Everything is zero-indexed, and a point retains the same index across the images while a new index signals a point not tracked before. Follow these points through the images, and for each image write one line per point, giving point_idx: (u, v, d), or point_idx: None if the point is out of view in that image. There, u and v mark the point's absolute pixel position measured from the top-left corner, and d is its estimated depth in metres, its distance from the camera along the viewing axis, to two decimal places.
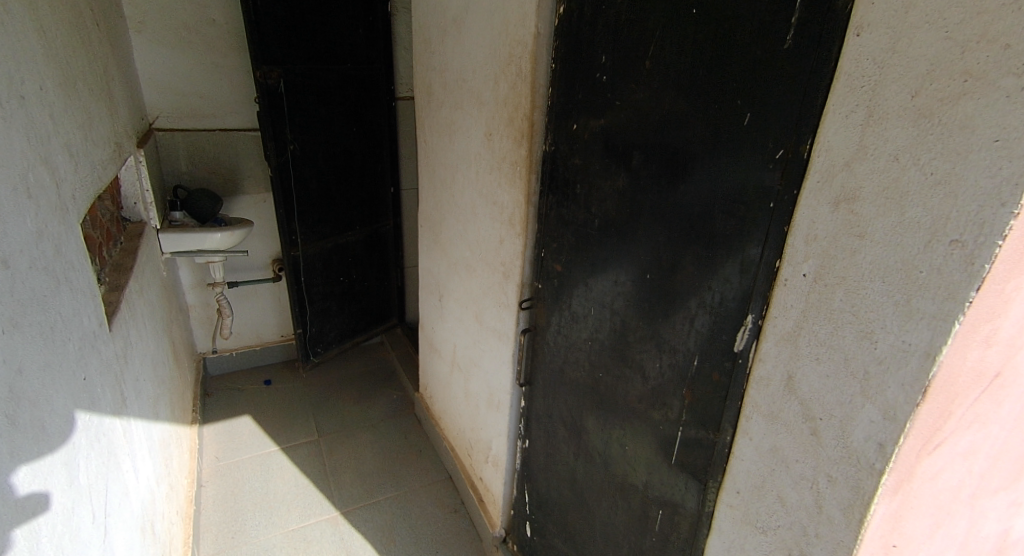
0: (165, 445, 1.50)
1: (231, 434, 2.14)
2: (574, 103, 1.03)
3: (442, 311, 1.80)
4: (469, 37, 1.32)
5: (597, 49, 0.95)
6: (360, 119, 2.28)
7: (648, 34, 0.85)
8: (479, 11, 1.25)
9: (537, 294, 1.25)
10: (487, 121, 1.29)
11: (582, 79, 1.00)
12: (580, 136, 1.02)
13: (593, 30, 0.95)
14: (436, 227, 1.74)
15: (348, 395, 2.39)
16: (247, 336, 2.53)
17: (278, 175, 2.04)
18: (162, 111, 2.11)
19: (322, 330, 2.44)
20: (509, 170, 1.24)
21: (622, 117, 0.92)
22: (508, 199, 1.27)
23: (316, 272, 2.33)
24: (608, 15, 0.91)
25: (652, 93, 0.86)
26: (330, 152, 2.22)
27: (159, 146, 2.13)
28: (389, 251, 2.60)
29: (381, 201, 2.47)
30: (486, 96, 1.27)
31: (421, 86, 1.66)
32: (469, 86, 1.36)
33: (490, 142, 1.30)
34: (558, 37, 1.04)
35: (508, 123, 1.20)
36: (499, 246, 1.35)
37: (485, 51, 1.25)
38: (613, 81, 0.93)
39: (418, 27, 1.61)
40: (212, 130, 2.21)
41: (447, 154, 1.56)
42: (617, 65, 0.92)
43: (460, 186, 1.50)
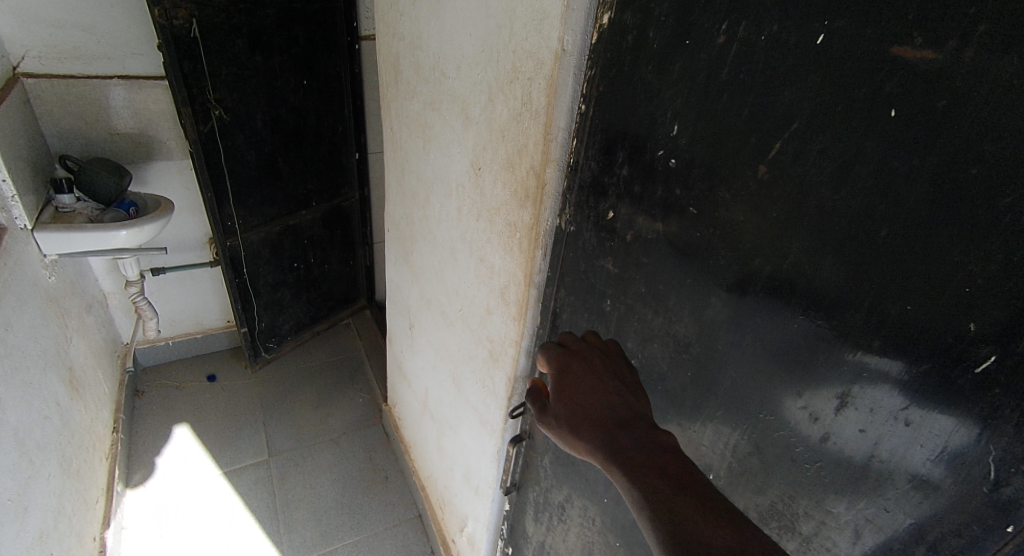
0: (40, 539, 1.17)
1: (166, 450, 1.83)
2: (612, 180, 0.64)
3: (413, 342, 1.46)
4: (450, 13, 0.86)
5: (663, 111, 0.55)
6: (312, 69, 1.74)
7: (772, 123, 0.46)
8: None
9: (536, 403, 0.92)
10: (473, 149, 0.89)
11: (629, 151, 0.60)
12: (620, 233, 0.65)
13: (661, 77, 0.54)
14: (407, 245, 1.35)
15: (306, 398, 2.08)
16: (186, 323, 2.15)
17: (200, 153, 1.54)
18: (32, 50, 1.54)
19: (274, 323, 2.06)
20: (504, 230, 0.86)
21: (698, 239, 0.55)
22: (502, 269, 0.89)
23: (263, 260, 1.90)
24: (694, 59, 0.51)
25: (773, 228, 0.48)
26: (272, 113, 1.70)
27: (32, 98, 1.58)
28: (355, 227, 2.16)
29: (343, 170, 2.00)
30: (477, 115, 0.84)
31: (385, 56, 1.19)
32: (452, 86, 0.91)
33: (479, 180, 0.89)
34: (595, 64, 0.62)
35: (508, 170, 0.80)
36: (485, 317, 0.99)
37: (476, 46, 0.80)
38: (688, 177, 0.54)
39: None
40: (111, 77, 1.67)
41: (420, 165, 1.14)
42: (698, 152, 0.52)
43: (437, 215, 1.11)
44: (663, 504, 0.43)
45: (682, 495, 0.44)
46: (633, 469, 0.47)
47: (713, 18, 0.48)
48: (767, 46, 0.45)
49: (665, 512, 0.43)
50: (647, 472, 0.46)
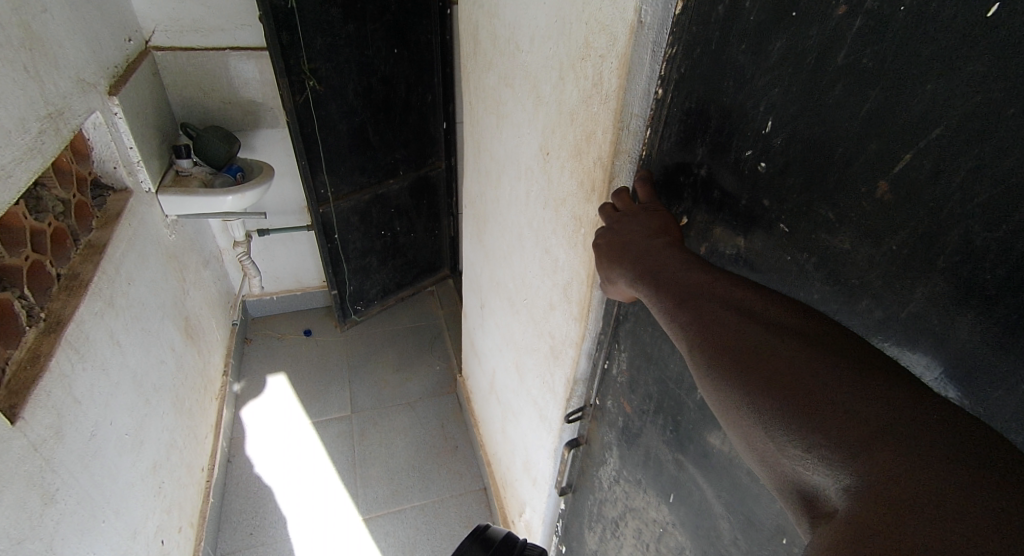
0: (155, 473, 1.26)
1: (265, 396, 1.96)
2: (688, 180, 0.54)
3: (484, 320, 1.43)
4: None
5: (755, 102, 0.44)
6: (402, 37, 1.65)
7: (902, 127, 0.34)
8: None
9: (595, 408, 0.84)
10: (546, 133, 0.84)
11: (708, 148, 0.50)
12: (696, 244, 0.55)
13: (756, 59, 0.43)
14: (481, 223, 1.33)
15: (388, 360, 2.13)
16: (286, 279, 2.24)
17: (295, 124, 1.53)
18: (158, 24, 1.58)
19: (362, 287, 2.13)
20: (570, 222, 0.77)
21: (789, 264, 0.44)
22: (566, 263, 0.81)
23: (352, 227, 1.93)
24: (802, 37, 0.39)
25: (886, 267, 0.37)
26: (365, 83, 1.65)
27: (159, 70, 1.62)
28: (440, 197, 2.14)
29: (432, 139, 1.94)
30: (547, 95, 0.80)
31: (466, 28, 1.14)
32: (525, 61, 0.87)
33: (548, 165, 0.86)
34: (677, 40, 0.51)
35: (577, 157, 0.71)
36: (549, 310, 0.92)
37: (550, 18, 0.73)
38: (779, 186, 0.43)
39: None
40: (225, 48, 1.66)
41: (496, 144, 1.10)
42: (796, 156, 0.41)
43: (511, 196, 1.07)
44: (680, 298, 0.44)
45: (712, 289, 0.42)
46: (653, 275, 0.47)
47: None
48: (905, 23, 0.33)
49: (694, 313, 0.42)
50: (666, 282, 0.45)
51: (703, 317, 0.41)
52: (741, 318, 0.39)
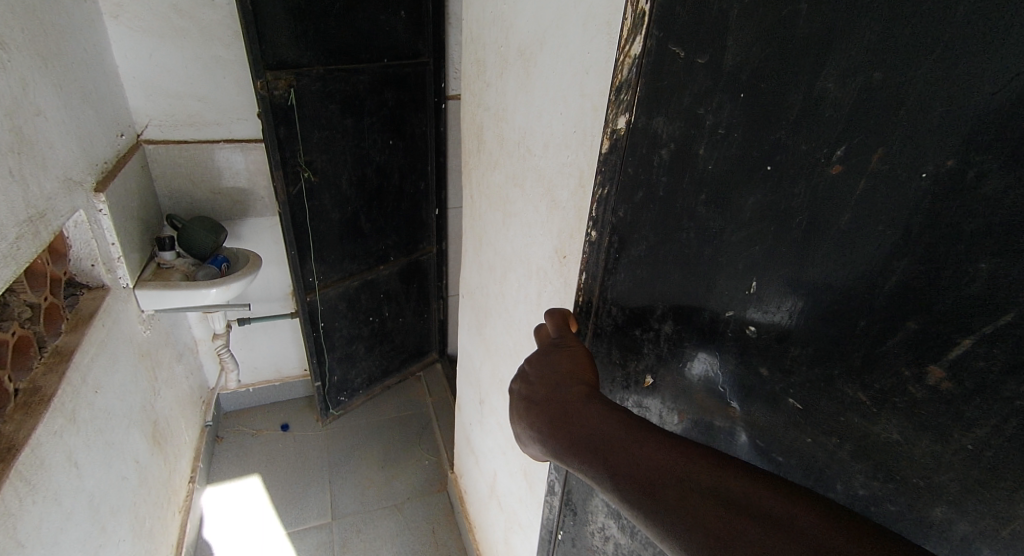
0: None
1: (236, 503, 1.79)
2: (645, 333, 0.60)
3: (484, 416, 1.35)
4: (552, 95, 0.81)
5: (731, 264, 0.47)
6: (398, 129, 1.66)
7: (945, 308, 0.34)
8: (572, 53, 0.74)
9: (591, 548, 0.80)
10: (558, 234, 0.85)
11: (671, 299, 0.55)
12: (682, 401, 0.57)
13: (726, 212, 0.47)
14: (482, 316, 1.28)
15: (372, 455, 1.99)
16: (266, 370, 2.12)
17: (287, 215, 1.50)
18: (152, 119, 1.55)
19: (347, 377, 2.02)
20: None
21: (812, 448, 0.44)
22: None
23: (340, 315, 1.84)
24: (788, 193, 0.41)
25: (962, 472, 0.36)
26: (359, 173, 1.64)
27: (149, 163, 1.59)
28: (430, 281, 2.09)
29: (424, 225, 1.91)
30: (564, 200, 0.82)
31: (471, 129, 1.17)
32: (538, 164, 0.89)
33: (564, 269, 0.85)
34: (615, 186, 0.59)
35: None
36: None
37: (569, 128, 0.77)
38: (779, 361, 0.45)
39: (473, 42, 1.08)
40: (219, 141, 1.64)
41: (501, 241, 1.09)
42: (806, 320, 0.42)
43: (514, 295, 1.07)
44: (646, 483, 0.44)
45: (679, 470, 0.43)
46: (614, 457, 0.47)
47: (792, 140, 0.41)
48: (929, 191, 0.34)
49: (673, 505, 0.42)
50: (628, 463, 0.46)
51: (684, 508, 0.41)
52: (717, 505, 0.40)
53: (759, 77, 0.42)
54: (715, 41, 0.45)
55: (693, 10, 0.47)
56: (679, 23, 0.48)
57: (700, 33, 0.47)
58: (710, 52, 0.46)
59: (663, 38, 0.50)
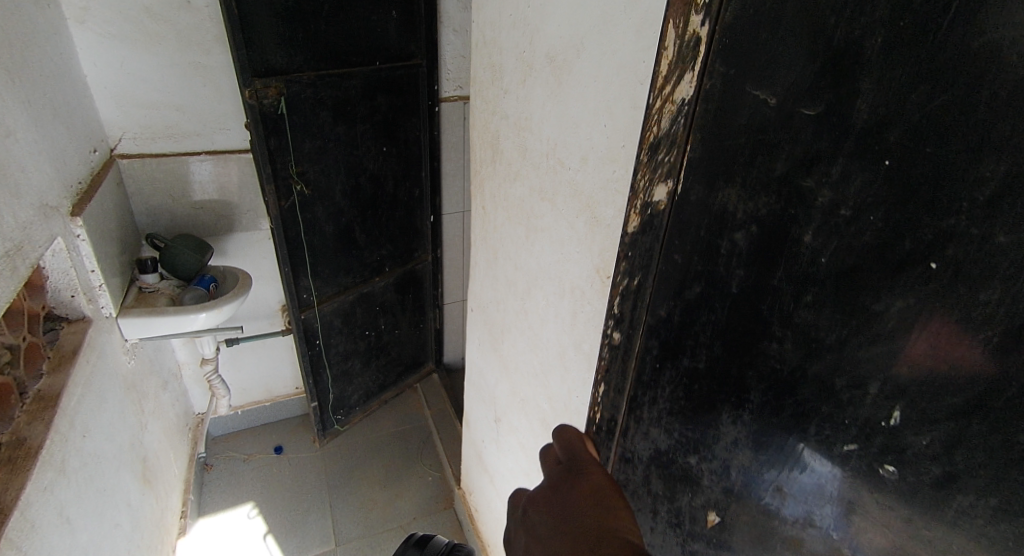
0: None
1: (231, 535, 1.69)
2: (715, 456, 0.53)
3: (504, 436, 1.29)
4: (589, 111, 0.82)
5: (856, 388, 0.40)
6: (392, 135, 1.59)
7: None
8: (613, 67, 0.76)
9: None
10: (597, 253, 0.87)
11: (761, 410, 0.47)
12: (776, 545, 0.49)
13: (849, 319, 0.39)
14: (498, 332, 1.24)
15: (373, 474, 1.92)
16: (255, 391, 2.01)
17: (279, 230, 1.40)
18: (126, 131, 1.44)
19: (343, 394, 1.93)
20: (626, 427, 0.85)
21: None
22: None
23: (335, 331, 1.75)
24: (953, 302, 0.34)
25: None
26: (353, 182, 1.55)
27: (124, 179, 1.47)
28: (426, 290, 2.02)
29: (418, 233, 1.84)
30: (608, 217, 0.83)
31: (483, 141, 1.15)
32: (571, 178, 0.90)
33: (608, 288, 0.85)
34: (660, 273, 0.55)
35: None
36: None
37: (616, 141, 0.78)
38: (941, 515, 0.37)
39: (488, 49, 1.07)
40: (199, 152, 1.53)
41: (524, 258, 1.07)
42: (979, 468, 0.34)
43: (541, 311, 1.05)
44: None
45: None
46: None
47: (950, 214, 0.33)
48: None
49: None
50: None
51: None
52: None
53: (904, 138, 0.34)
54: (812, 93, 0.39)
55: (777, 62, 0.41)
56: (754, 72, 0.42)
57: (792, 83, 0.40)
58: (812, 105, 0.39)
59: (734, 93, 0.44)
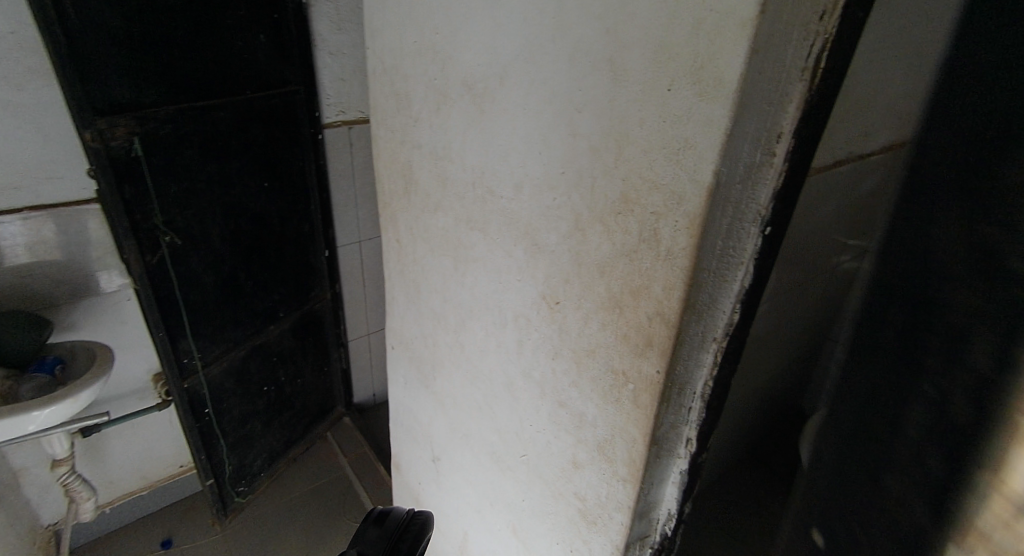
0: None
1: None
2: None
3: (459, 474, 1.22)
4: (518, 139, 0.80)
5: None
6: (273, 170, 1.52)
7: None
8: (544, 94, 0.73)
9: None
10: (542, 280, 0.85)
11: None
12: None
13: None
14: (428, 367, 1.20)
15: (291, 542, 1.70)
16: (126, 480, 1.70)
17: (149, 286, 1.24)
18: None
19: (246, 462, 1.73)
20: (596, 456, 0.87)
21: None
22: (600, 421, 0.84)
23: (228, 393, 1.56)
24: None
25: None
26: (233, 223, 1.43)
27: None
28: (325, 330, 1.93)
29: (311, 270, 1.77)
30: (551, 244, 0.81)
31: (393, 172, 1.08)
32: (504, 207, 0.86)
33: (557, 315, 0.85)
34: None
35: (613, 310, 0.76)
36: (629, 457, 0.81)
37: (552, 167, 0.76)
38: None
39: (387, 78, 1.01)
40: (22, 209, 1.25)
41: (457, 288, 1.03)
42: None
43: (479, 344, 1.03)
44: None
45: None
46: None
47: None
48: None
49: None
50: None
51: None
52: None
53: None
54: None
55: None
56: None
57: None
58: None
59: (986, 426, 0.18)
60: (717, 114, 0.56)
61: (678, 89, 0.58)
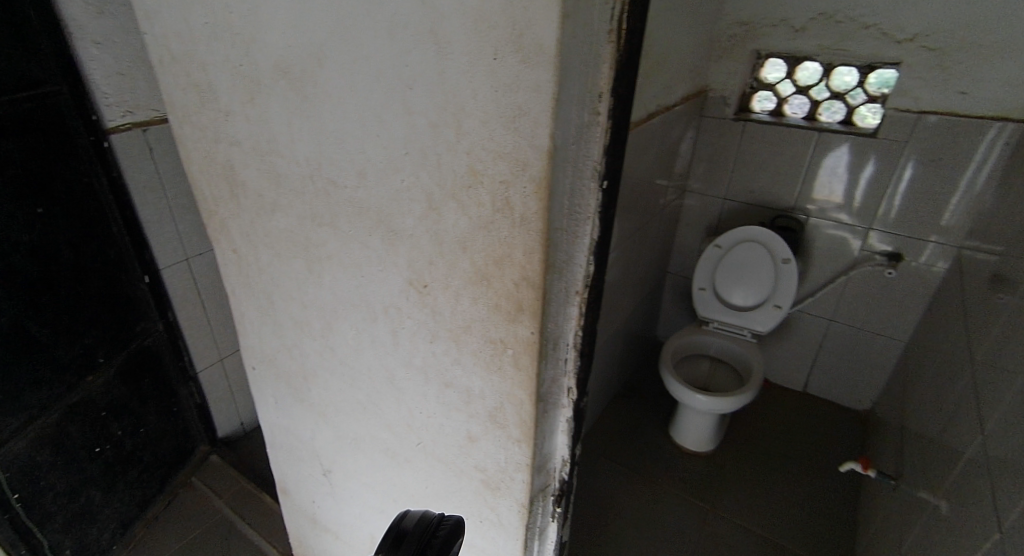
0: None
1: None
2: None
3: (354, 478, 1.18)
4: (350, 123, 0.76)
5: None
6: (50, 196, 1.38)
7: None
8: (369, 73, 0.70)
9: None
10: (404, 266, 0.83)
11: None
12: None
13: None
14: (298, 379, 1.13)
15: None
16: None
17: None
18: None
19: (89, 528, 1.59)
20: (490, 425, 0.90)
21: None
22: (486, 391, 0.87)
23: (47, 460, 1.44)
24: None
25: None
26: (8, 267, 1.31)
27: None
28: (166, 365, 1.78)
29: (131, 303, 1.63)
30: (408, 227, 0.79)
31: (215, 178, 0.97)
32: (349, 197, 0.83)
33: (427, 298, 0.84)
34: None
35: (480, 283, 0.77)
36: (519, 417, 0.85)
37: (394, 150, 0.74)
38: None
39: (184, 74, 0.89)
40: None
41: (314, 290, 0.97)
42: None
43: (351, 343, 0.99)
44: None
45: None
46: None
47: None
48: None
49: None
50: None
51: None
52: None
53: None
54: None
55: None
56: None
57: None
58: None
59: None
60: (543, 79, 0.59)
61: (503, 58, 0.60)
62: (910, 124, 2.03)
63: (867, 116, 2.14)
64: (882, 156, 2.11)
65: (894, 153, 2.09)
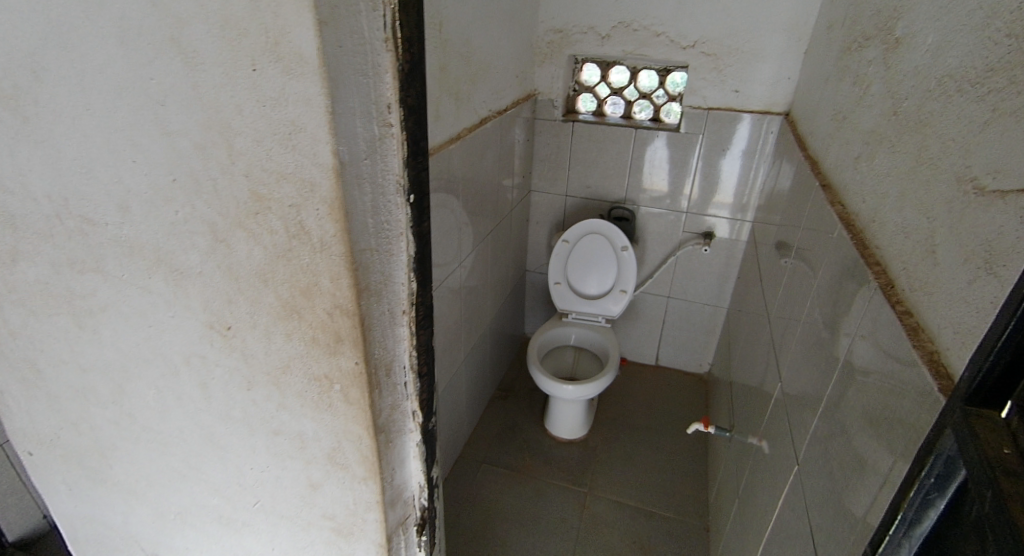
0: None
1: None
2: None
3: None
4: (94, 147, 0.64)
5: None
6: None
7: None
8: (106, 87, 0.60)
9: None
10: (201, 310, 0.73)
11: None
12: None
13: None
14: (96, 458, 0.95)
15: None
16: None
17: None
18: None
19: None
20: (333, 468, 0.81)
21: None
22: (320, 432, 0.79)
23: None
24: None
25: None
26: None
27: None
28: None
29: None
30: (193, 265, 0.69)
31: None
32: (114, 237, 0.70)
33: (233, 341, 0.74)
34: None
35: (290, 318, 0.70)
36: (362, 454, 0.78)
37: (157, 178, 0.64)
38: None
39: None
40: None
41: (94, 350, 0.82)
42: None
43: (153, 406, 0.85)
44: None
45: None
46: None
47: None
48: None
49: None
50: None
51: None
52: None
53: None
54: None
55: None
56: None
57: None
58: None
59: None
60: (312, 90, 0.54)
61: (263, 67, 0.54)
62: (703, 119, 2.28)
63: (673, 113, 2.39)
64: (686, 147, 2.35)
65: (695, 144, 2.33)
